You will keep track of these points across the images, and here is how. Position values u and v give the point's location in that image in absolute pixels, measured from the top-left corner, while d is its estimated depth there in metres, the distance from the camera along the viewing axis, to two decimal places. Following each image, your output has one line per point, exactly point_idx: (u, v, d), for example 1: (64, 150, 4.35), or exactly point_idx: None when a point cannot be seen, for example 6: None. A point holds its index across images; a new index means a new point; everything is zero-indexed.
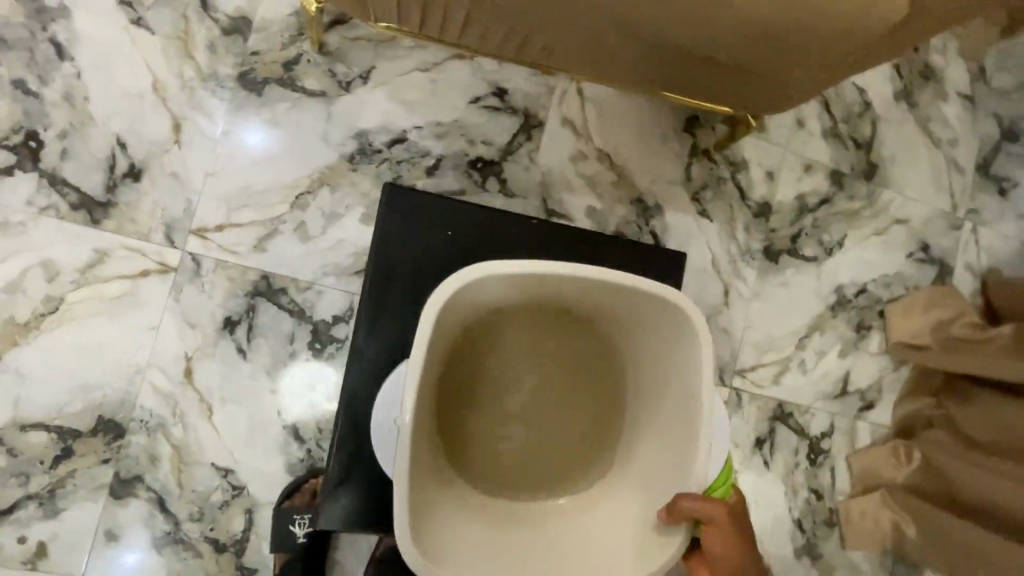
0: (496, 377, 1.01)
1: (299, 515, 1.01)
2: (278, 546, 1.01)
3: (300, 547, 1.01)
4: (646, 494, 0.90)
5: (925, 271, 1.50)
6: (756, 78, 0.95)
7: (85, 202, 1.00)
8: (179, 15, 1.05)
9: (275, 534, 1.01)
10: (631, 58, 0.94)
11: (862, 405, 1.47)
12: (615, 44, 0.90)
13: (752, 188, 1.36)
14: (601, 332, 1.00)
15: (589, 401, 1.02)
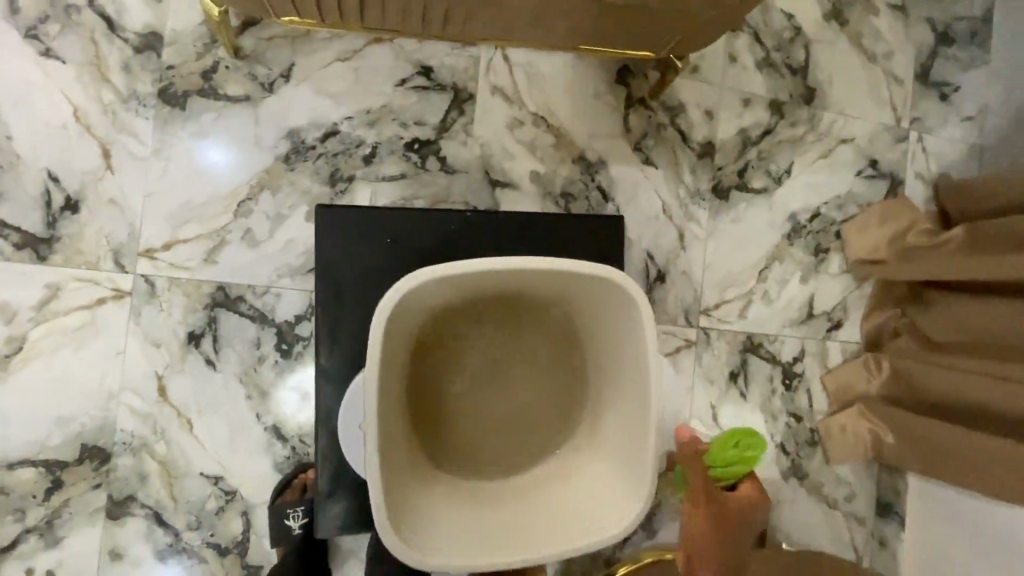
0: (463, 368, 1.00)
1: (293, 508, 1.04)
2: (278, 541, 1.04)
3: (296, 538, 1.04)
4: (614, 461, 0.91)
5: (876, 186, 1.52)
6: (652, 25, 0.99)
7: (29, 241, 1.01)
8: (87, 40, 1.04)
9: (272, 529, 1.04)
10: (531, 22, 0.97)
11: (829, 326, 1.49)
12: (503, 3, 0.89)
13: (693, 130, 1.37)
14: (561, 310, 0.98)
15: (561, 378, 1.01)
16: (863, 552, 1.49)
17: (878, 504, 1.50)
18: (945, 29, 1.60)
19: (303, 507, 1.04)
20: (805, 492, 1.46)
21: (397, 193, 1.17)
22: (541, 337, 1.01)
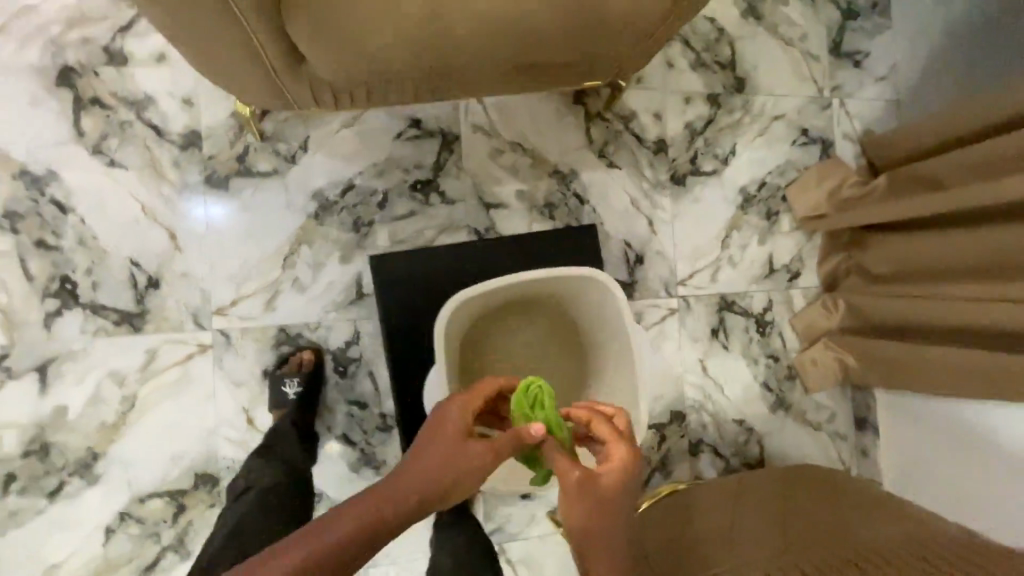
0: (491, 362, 1.24)
1: (290, 377, 1.27)
2: (277, 405, 1.26)
3: (292, 401, 1.25)
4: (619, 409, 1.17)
5: (810, 151, 1.77)
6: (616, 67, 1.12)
7: (126, 317, 1.24)
8: (142, 148, 1.26)
9: (273, 395, 1.26)
10: (515, 86, 1.10)
11: (789, 276, 1.72)
12: (488, 72, 1.02)
13: (646, 131, 1.61)
14: (557, 305, 1.24)
15: (566, 355, 1.27)
16: (851, 463, 1.73)
17: (856, 421, 1.75)
18: (849, 4, 1.84)
19: (299, 377, 1.27)
20: (792, 420, 1.71)
21: (409, 227, 1.41)
22: (548, 325, 1.26)
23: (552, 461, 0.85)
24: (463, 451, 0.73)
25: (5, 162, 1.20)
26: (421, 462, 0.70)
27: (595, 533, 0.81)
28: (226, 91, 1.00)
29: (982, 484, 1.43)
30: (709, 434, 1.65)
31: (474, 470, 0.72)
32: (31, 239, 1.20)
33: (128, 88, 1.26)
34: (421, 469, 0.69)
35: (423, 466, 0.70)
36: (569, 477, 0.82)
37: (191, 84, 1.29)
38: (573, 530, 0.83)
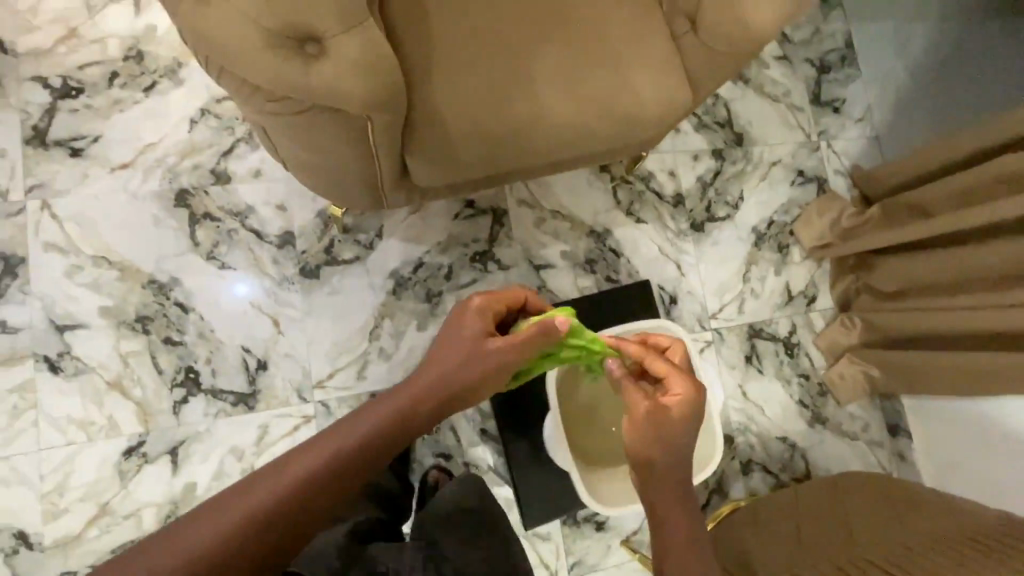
0: None
1: None
2: None
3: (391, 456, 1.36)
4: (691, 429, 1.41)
5: (808, 189, 1.99)
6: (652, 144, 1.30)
7: (241, 398, 1.41)
8: (246, 250, 1.48)
9: None
10: (568, 167, 1.27)
11: (807, 301, 1.91)
12: (550, 162, 1.19)
13: (664, 188, 1.84)
14: None
15: None
16: (889, 468, 1.86)
17: (888, 427, 1.89)
18: (822, 61, 2.11)
19: None
20: (829, 432, 1.85)
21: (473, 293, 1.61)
22: None
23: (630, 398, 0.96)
24: (481, 354, 0.95)
25: (135, 274, 1.40)
26: (446, 361, 0.93)
27: (660, 467, 0.92)
28: (328, 197, 1.15)
29: (1016, 469, 1.56)
30: (756, 452, 1.79)
31: (489, 367, 0.95)
32: (159, 337, 1.39)
33: (232, 201, 1.48)
34: (445, 365, 0.93)
35: (448, 363, 0.93)
36: (648, 412, 0.92)
37: (283, 192, 1.51)
38: (642, 462, 0.93)
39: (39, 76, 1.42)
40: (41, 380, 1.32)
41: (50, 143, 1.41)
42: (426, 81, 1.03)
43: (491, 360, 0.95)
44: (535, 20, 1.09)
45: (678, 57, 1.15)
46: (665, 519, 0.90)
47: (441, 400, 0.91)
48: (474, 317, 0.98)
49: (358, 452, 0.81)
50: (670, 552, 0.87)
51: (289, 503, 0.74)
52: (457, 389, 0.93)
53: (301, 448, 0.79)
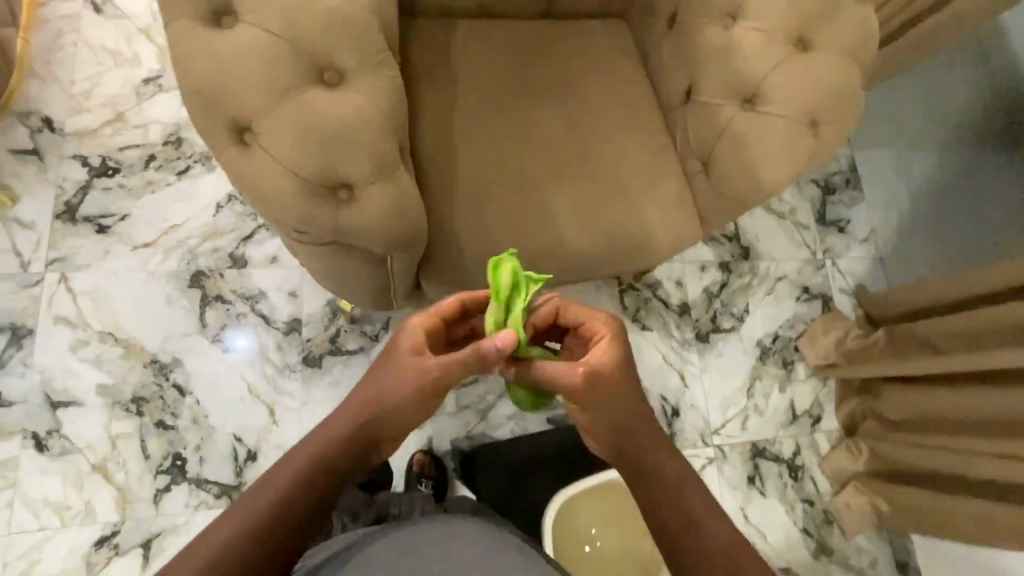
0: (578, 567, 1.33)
1: None
2: None
3: None
4: None
5: (814, 305, 2.00)
6: None
7: (224, 489, 1.37)
8: (252, 334, 1.48)
9: None
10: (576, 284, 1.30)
11: (812, 421, 1.88)
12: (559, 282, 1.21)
13: (670, 296, 1.86)
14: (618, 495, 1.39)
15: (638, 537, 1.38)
16: None
17: (897, 564, 1.80)
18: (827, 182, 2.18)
19: None
20: (835, 565, 1.76)
21: (474, 393, 1.58)
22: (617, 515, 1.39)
23: (552, 385, 0.86)
24: (407, 376, 0.80)
25: (138, 352, 1.40)
26: (371, 389, 0.81)
27: (625, 427, 0.85)
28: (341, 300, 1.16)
29: None
30: None
31: (421, 384, 0.80)
32: (152, 419, 1.37)
33: (245, 286, 1.51)
34: (370, 392, 0.80)
35: (370, 390, 0.80)
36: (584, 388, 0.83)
37: (296, 279, 1.54)
38: (609, 427, 0.85)
39: (80, 154, 1.49)
40: (25, 457, 1.29)
41: (79, 219, 1.45)
42: (448, 209, 1.07)
43: (419, 375, 0.80)
44: (556, 157, 1.14)
45: (691, 197, 1.19)
46: (657, 468, 0.84)
47: (377, 424, 0.80)
48: (393, 338, 0.84)
49: (296, 493, 0.71)
50: (667, 501, 0.82)
51: (252, 548, 0.68)
52: (390, 415, 0.80)
53: (246, 492, 0.72)
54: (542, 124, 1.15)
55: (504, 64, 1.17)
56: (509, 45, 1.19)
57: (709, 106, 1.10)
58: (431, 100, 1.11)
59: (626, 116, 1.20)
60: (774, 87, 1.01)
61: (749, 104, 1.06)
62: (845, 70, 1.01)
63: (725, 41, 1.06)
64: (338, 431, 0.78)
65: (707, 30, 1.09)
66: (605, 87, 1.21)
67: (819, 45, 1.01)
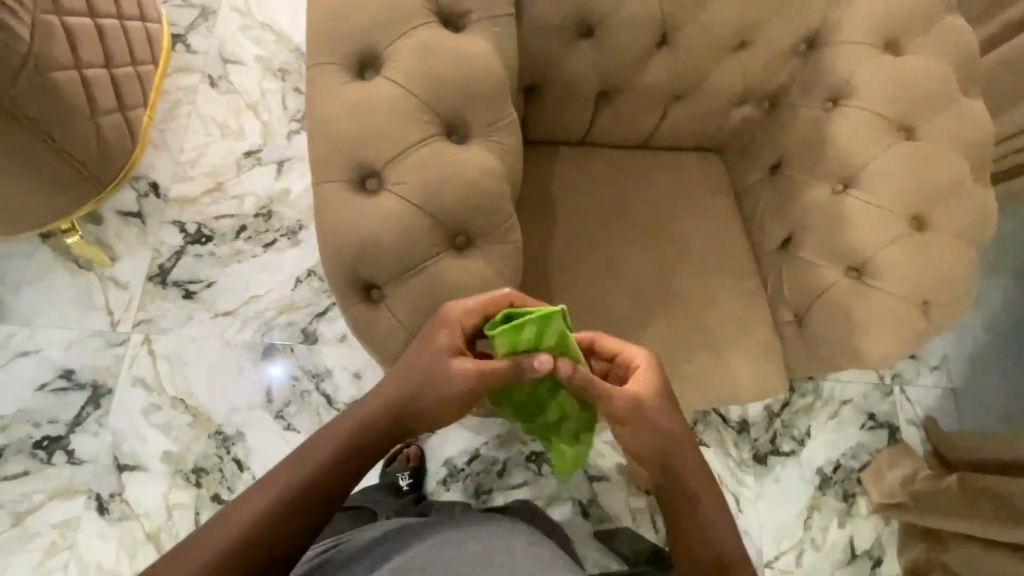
0: None
1: None
2: None
3: None
4: None
5: (879, 435, 1.87)
6: None
7: None
8: (313, 414, 1.48)
9: None
10: None
11: (871, 563, 1.76)
12: None
13: (730, 412, 1.80)
14: None
15: None
16: None
17: None
18: None
19: None
20: None
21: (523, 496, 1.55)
22: None
23: (605, 407, 0.80)
24: (444, 381, 0.72)
25: (206, 422, 1.43)
26: (405, 382, 0.74)
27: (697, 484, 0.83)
28: None
29: None
30: None
31: (460, 393, 0.73)
32: (209, 492, 1.38)
33: (313, 363, 1.52)
34: (401, 381, 0.75)
35: (405, 381, 0.75)
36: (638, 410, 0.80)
37: (361, 361, 1.54)
38: (654, 451, 0.82)
39: (179, 220, 1.56)
40: (86, 519, 1.31)
41: (170, 283, 1.50)
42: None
43: (459, 384, 0.73)
44: (647, 295, 1.14)
45: (779, 348, 1.16)
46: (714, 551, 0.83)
47: (409, 421, 0.76)
48: (435, 329, 0.74)
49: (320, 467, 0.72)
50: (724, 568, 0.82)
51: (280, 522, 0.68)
52: (422, 415, 0.75)
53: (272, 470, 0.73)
54: (637, 261, 1.16)
55: (603, 195, 1.19)
56: (612, 176, 1.20)
57: (811, 266, 1.08)
58: (532, 230, 1.13)
59: (718, 257, 1.19)
60: (885, 264, 0.99)
61: (856, 273, 1.04)
62: (957, 254, 0.99)
63: (834, 208, 1.04)
64: (371, 412, 0.76)
65: (815, 191, 1.07)
66: (701, 226, 1.20)
67: (934, 225, 1.00)
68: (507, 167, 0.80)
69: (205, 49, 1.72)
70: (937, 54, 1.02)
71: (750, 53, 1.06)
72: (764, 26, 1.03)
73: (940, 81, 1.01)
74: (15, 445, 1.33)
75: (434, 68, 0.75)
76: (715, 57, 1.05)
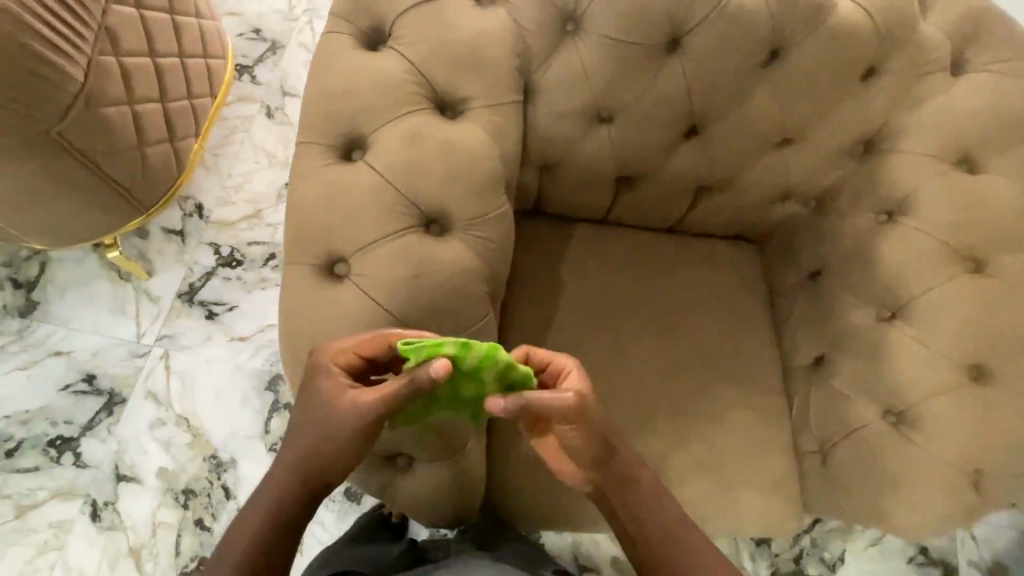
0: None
1: None
2: None
3: None
4: None
5: None
6: None
7: None
8: None
9: None
10: None
11: None
12: None
13: None
14: None
15: None
16: None
17: None
18: None
19: None
20: None
21: None
22: None
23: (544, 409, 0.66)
24: (335, 415, 0.65)
25: (203, 444, 1.45)
26: (307, 429, 0.68)
27: None
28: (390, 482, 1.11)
29: None
30: None
31: (358, 417, 0.65)
32: (194, 516, 1.40)
33: None
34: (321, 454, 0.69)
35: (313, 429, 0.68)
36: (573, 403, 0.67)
37: None
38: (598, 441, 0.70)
39: (215, 242, 1.62)
40: (79, 522, 1.37)
41: (195, 302, 1.56)
42: (519, 444, 0.94)
43: (355, 408, 0.65)
44: (649, 401, 1.00)
45: (795, 479, 1.00)
46: None
47: (320, 469, 0.69)
48: (316, 376, 0.67)
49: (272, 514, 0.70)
50: None
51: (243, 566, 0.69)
52: (334, 462, 0.68)
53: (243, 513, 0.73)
54: (645, 361, 1.02)
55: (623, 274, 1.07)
56: (631, 264, 1.07)
57: (841, 396, 0.95)
58: None
59: (738, 368, 1.04)
60: (930, 413, 0.86)
61: (893, 418, 0.90)
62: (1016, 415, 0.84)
63: (878, 340, 0.91)
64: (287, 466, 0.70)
65: (856, 313, 0.94)
66: (728, 330, 1.05)
67: (993, 378, 0.85)
68: (485, 265, 0.76)
69: (268, 80, 1.78)
70: (1018, 178, 0.88)
71: (795, 152, 0.93)
72: (816, 125, 0.90)
73: (1018, 213, 0.87)
74: (32, 440, 1.41)
75: (420, 160, 0.72)
76: (753, 153, 0.93)
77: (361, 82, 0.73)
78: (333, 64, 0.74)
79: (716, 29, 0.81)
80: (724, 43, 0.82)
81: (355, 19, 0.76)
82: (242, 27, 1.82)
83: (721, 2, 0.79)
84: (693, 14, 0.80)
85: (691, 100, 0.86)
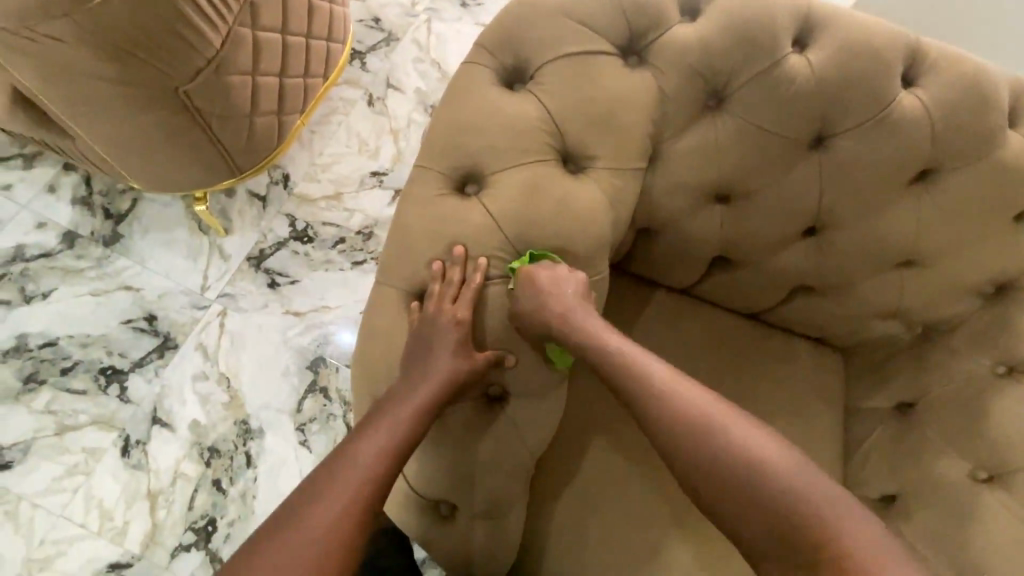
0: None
1: None
2: None
3: None
4: None
5: None
6: None
7: None
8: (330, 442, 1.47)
9: None
10: None
11: None
12: None
13: None
14: None
15: None
16: None
17: None
18: None
19: None
20: None
21: None
22: None
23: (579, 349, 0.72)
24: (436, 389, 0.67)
25: (237, 407, 1.48)
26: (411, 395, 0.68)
27: None
28: None
29: None
30: None
31: (421, 408, 0.68)
32: (212, 475, 1.43)
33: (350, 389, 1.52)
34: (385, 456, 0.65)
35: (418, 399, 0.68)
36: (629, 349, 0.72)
37: None
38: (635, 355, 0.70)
39: (292, 215, 1.65)
40: (110, 454, 1.42)
41: (262, 268, 1.59)
42: (551, 508, 0.89)
43: (419, 397, 0.68)
44: None
45: None
46: None
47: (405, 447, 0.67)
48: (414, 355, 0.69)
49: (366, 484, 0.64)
50: None
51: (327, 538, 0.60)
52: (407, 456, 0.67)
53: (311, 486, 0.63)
54: None
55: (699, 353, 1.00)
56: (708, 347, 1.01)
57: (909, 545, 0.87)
58: None
59: None
60: None
61: None
62: None
63: (967, 499, 0.83)
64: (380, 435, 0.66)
65: (948, 463, 0.86)
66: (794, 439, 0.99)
67: None
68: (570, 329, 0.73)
69: (377, 70, 1.82)
70: None
71: (916, 276, 0.87)
72: (949, 255, 0.83)
73: None
74: (87, 363, 1.47)
75: (533, 211, 0.71)
76: (870, 266, 0.87)
77: (493, 120, 0.72)
78: (468, 96, 0.74)
79: (868, 138, 0.76)
80: (871, 153, 0.76)
81: (498, 54, 0.75)
82: (364, 14, 1.87)
83: (878, 113, 0.75)
84: (846, 118, 0.76)
85: (820, 203, 0.81)
